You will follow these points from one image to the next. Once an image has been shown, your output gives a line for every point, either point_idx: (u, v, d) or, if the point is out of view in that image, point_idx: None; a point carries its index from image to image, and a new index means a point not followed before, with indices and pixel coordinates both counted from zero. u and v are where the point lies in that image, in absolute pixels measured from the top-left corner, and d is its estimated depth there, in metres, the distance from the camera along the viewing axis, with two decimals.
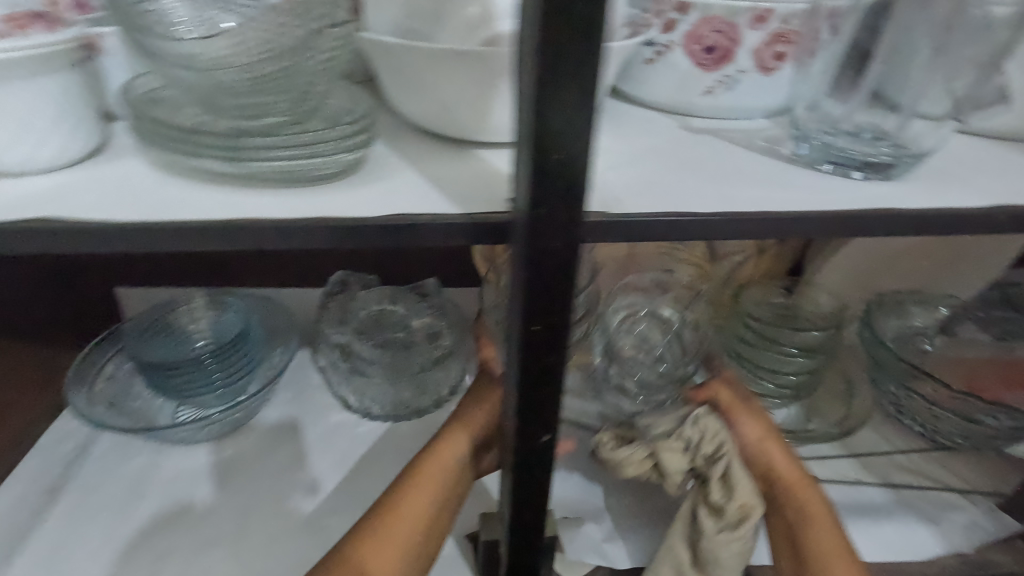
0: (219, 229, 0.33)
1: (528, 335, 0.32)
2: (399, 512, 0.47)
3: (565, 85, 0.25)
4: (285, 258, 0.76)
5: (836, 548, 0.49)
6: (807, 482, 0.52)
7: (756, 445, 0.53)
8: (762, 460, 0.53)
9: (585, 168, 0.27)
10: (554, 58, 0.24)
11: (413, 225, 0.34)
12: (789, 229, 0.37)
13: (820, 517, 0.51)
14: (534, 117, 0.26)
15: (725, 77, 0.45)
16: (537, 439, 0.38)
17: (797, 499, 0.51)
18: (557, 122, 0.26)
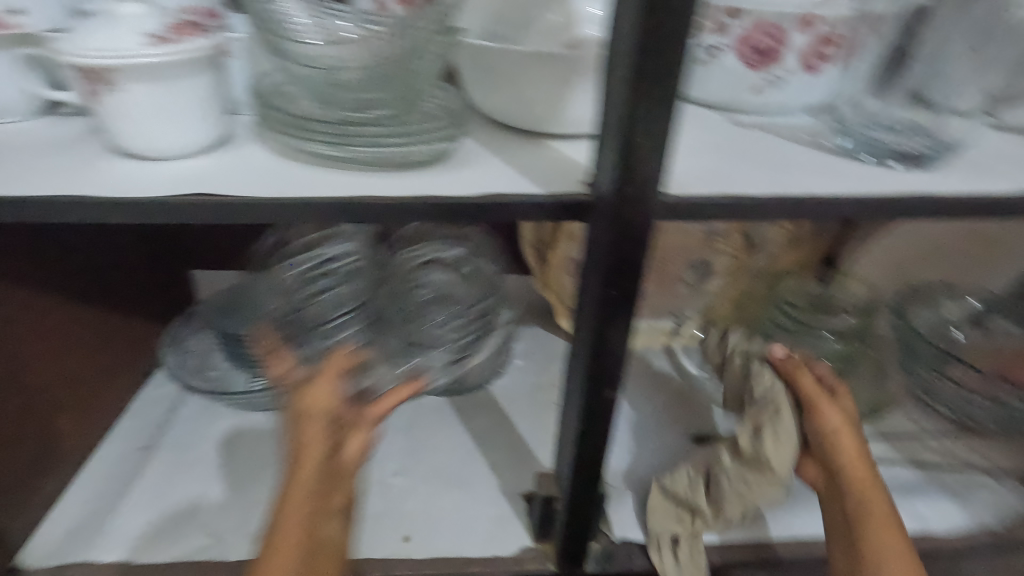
0: (335, 205, 0.39)
1: (605, 299, 0.37)
2: (276, 555, 0.49)
3: (655, 83, 0.30)
4: None
5: (894, 535, 0.50)
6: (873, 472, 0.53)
7: (835, 441, 0.53)
8: (846, 446, 0.53)
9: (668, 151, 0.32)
10: (647, 60, 0.30)
11: (502, 203, 0.39)
12: (834, 212, 0.41)
13: (885, 519, 0.50)
14: (629, 108, 0.31)
15: (772, 77, 0.49)
16: (605, 396, 0.43)
17: (863, 498, 0.51)
18: (647, 113, 0.31)
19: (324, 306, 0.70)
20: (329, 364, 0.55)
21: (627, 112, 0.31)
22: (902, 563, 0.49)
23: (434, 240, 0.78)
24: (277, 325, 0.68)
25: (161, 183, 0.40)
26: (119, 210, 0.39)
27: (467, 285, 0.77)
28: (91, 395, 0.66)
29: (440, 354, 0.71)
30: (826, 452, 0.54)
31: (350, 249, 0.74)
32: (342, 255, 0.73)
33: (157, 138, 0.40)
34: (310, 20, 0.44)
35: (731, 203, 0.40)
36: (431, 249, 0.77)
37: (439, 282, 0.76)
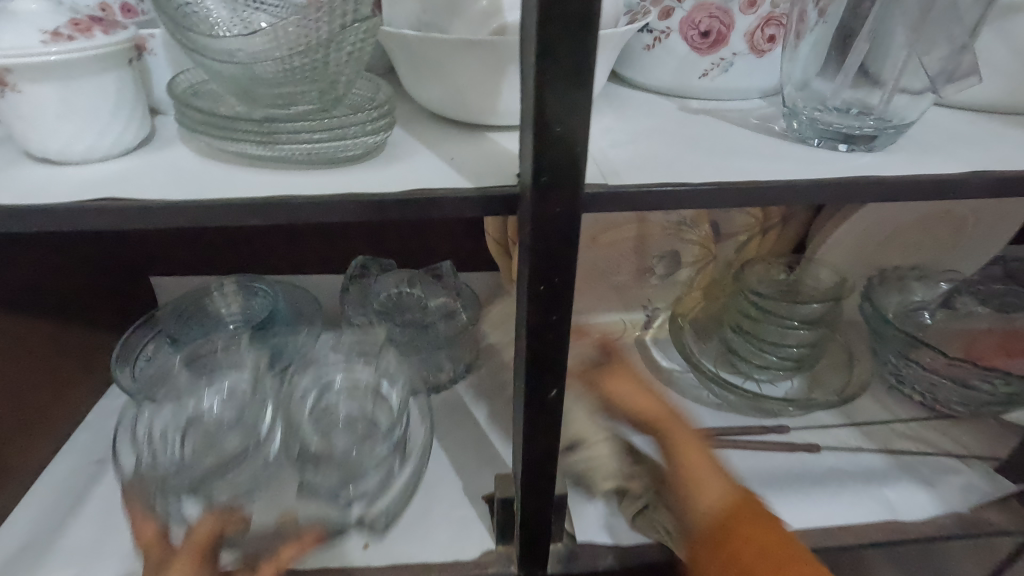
0: (259, 206, 0.37)
1: (535, 295, 0.36)
2: None
3: (563, 66, 0.29)
4: (312, 244, 0.81)
5: (697, 453, 0.56)
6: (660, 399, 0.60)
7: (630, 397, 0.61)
8: (621, 391, 0.61)
9: (585, 137, 0.31)
10: (551, 41, 0.28)
11: (430, 198, 0.37)
12: (778, 197, 0.40)
13: (693, 452, 0.56)
14: (538, 93, 0.29)
15: (721, 60, 0.48)
16: (547, 395, 0.41)
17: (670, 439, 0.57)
18: (557, 98, 0.29)
19: (206, 450, 0.62)
20: (197, 534, 0.50)
21: (536, 97, 0.29)
22: (709, 476, 0.54)
23: (336, 351, 0.70)
24: (147, 480, 0.56)
25: (75, 189, 0.38)
26: (28, 219, 0.37)
27: (387, 399, 0.66)
28: (41, 409, 0.64)
29: (365, 486, 0.56)
30: (619, 402, 0.61)
31: (236, 383, 0.69)
32: (226, 395, 0.67)
33: (69, 141, 0.38)
34: (228, 13, 0.42)
35: (667, 192, 0.38)
36: (332, 372, 0.69)
37: (350, 401, 0.67)
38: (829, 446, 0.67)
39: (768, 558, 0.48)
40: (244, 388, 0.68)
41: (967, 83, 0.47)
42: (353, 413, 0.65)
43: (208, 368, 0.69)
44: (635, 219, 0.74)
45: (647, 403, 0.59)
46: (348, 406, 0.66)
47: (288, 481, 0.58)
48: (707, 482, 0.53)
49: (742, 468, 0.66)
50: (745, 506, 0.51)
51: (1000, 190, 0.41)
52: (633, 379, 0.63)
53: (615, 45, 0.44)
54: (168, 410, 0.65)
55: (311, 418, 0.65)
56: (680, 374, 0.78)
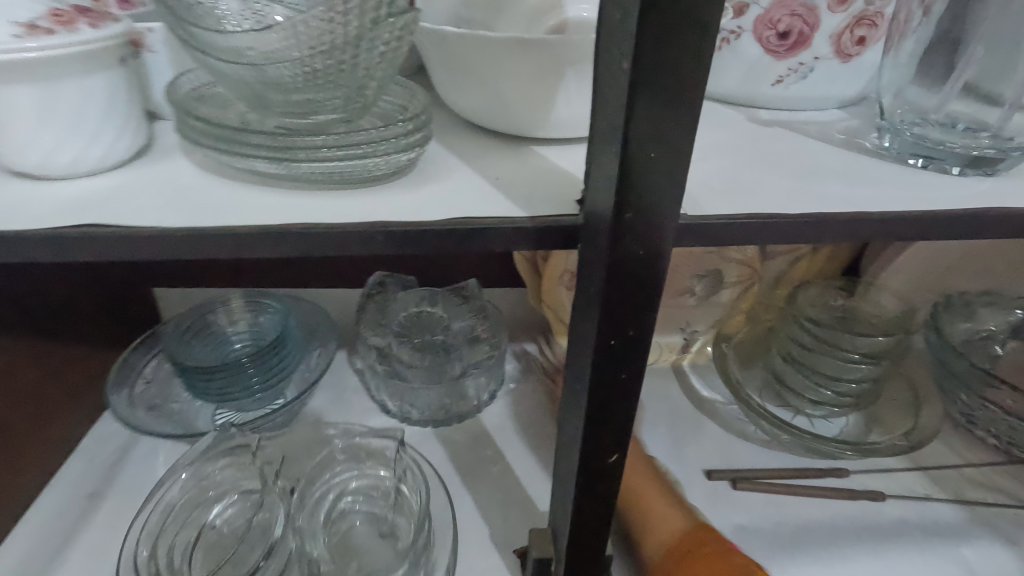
0: (273, 235, 0.31)
1: (603, 350, 0.30)
2: None
3: (660, 76, 0.22)
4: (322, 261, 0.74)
5: (657, 497, 0.54)
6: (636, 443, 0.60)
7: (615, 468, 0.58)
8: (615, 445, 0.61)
9: (679, 162, 0.25)
10: (648, 40, 0.22)
11: (476, 229, 0.31)
12: (887, 232, 0.33)
13: (654, 497, 0.54)
14: (625, 108, 0.23)
15: (800, 65, 0.42)
16: (606, 458, 0.35)
17: (638, 504, 0.54)
18: (650, 114, 0.23)
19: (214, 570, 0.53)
20: None
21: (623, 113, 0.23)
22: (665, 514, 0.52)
23: (351, 447, 0.63)
24: None
25: (56, 211, 0.32)
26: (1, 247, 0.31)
27: (408, 501, 0.59)
28: (28, 436, 0.58)
29: None
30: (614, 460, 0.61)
31: (243, 485, 0.60)
32: (231, 501, 0.59)
33: (50, 153, 0.33)
34: (237, 3, 0.36)
35: (756, 223, 0.32)
36: (346, 476, 0.62)
37: (369, 506, 0.60)
38: (895, 493, 0.61)
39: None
40: (251, 494, 0.60)
41: None
42: (372, 520, 0.59)
43: (212, 461, 0.60)
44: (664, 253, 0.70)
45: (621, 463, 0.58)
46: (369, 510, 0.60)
47: None
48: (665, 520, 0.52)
49: (798, 515, 0.59)
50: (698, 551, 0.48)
51: None
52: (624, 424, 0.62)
53: None
54: (169, 519, 0.56)
55: (327, 529, 0.58)
56: (724, 407, 0.71)
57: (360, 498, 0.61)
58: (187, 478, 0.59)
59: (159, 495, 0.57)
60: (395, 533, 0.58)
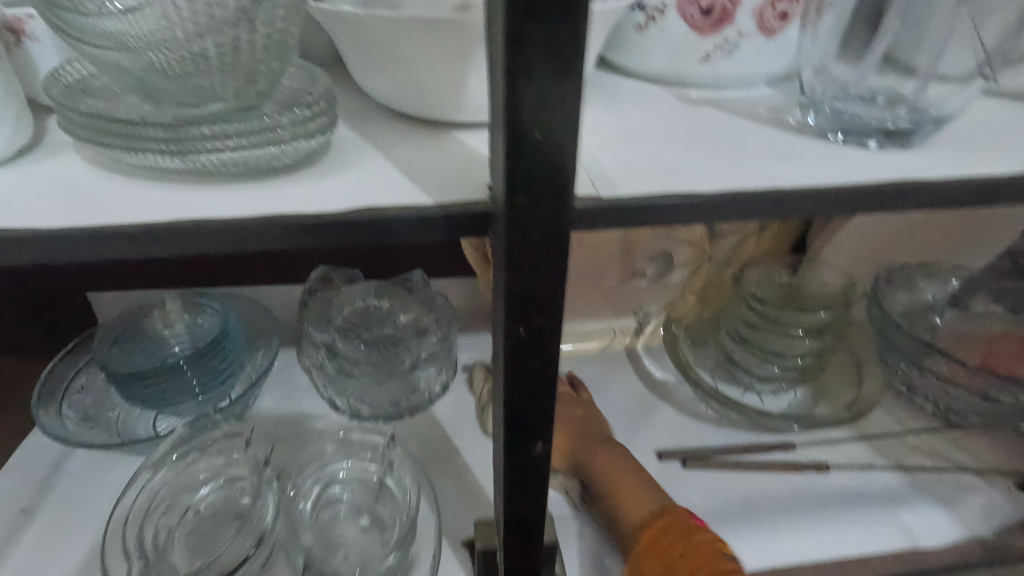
0: (166, 232, 0.30)
1: (513, 340, 0.29)
2: None
3: (543, 56, 0.22)
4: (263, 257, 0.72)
5: (629, 479, 0.55)
6: (592, 425, 0.61)
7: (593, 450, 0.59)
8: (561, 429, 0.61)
9: (571, 142, 0.24)
10: (529, 20, 0.21)
11: (379, 218, 0.30)
12: (802, 210, 0.34)
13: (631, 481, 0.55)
14: (508, 91, 0.22)
15: (723, 42, 0.41)
16: (531, 448, 0.35)
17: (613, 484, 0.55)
18: (535, 94, 0.22)
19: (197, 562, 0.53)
20: None
21: (507, 96, 0.22)
22: (639, 494, 0.54)
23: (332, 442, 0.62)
24: None
25: None
26: None
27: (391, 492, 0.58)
28: None
29: None
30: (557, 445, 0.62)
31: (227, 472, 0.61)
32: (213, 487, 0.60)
33: None
34: None
35: (674, 204, 0.32)
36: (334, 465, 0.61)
37: (353, 494, 0.59)
38: (839, 464, 0.62)
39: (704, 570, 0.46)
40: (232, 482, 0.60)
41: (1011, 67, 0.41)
42: (355, 507, 0.58)
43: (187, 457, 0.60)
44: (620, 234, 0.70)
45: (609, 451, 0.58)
46: (354, 498, 0.59)
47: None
48: (637, 496, 0.53)
49: (746, 491, 0.60)
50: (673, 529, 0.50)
51: None
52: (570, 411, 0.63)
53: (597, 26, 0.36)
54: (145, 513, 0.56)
55: (310, 519, 0.57)
56: (676, 387, 0.72)
57: (347, 487, 0.60)
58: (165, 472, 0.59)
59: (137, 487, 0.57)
60: (371, 522, 0.57)
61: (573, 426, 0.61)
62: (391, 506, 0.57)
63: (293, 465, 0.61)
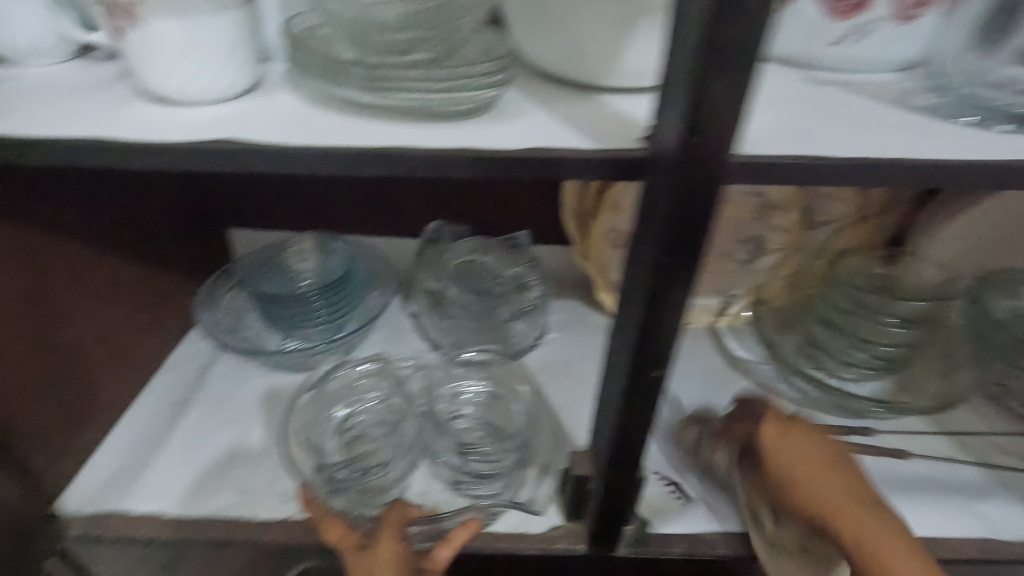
0: (373, 155, 0.36)
1: (660, 269, 0.34)
2: None
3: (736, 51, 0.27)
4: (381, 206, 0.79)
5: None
6: (852, 496, 0.45)
7: (828, 491, 0.45)
8: (804, 491, 0.46)
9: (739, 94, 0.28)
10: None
11: (546, 157, 0.35)
12: (928, 179, 0.37)
13: (888, 549, 0.42)
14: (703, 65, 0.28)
15: (861, 26, 0.44)
16: (649, 372, 0.39)
17: (860, 545, 0.43)
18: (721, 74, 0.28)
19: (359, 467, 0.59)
20: None
21: (704, 65, 0.28)
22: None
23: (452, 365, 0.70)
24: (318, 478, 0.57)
25: (189, 129, 0.37)
26: (151, 157, 0.37)
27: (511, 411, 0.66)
28: (125, 348, 0.65)
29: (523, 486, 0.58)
30: (792, 504, 0.46)
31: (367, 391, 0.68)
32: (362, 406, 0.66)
33: (186, 82, 0.38)
34: None
35: (830, 165, 0.36)
36: (460, 385, 0.69)
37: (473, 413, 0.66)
38: (920, 454, 0.63)
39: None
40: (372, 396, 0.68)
41: None
42: (476, 421, 0.66)
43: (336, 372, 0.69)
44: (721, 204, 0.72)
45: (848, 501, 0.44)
46: (477, 416, 0.66)
47: (432, 476, 0.59)
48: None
49: None
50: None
51: None
52: (813, 464, 0.47)
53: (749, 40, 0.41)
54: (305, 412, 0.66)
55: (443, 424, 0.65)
56: (757, 365, 0.74)
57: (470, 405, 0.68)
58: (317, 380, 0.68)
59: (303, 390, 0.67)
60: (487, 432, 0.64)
61: (829, 489, 0.45)
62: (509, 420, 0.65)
63: (424, 381, 0.69)
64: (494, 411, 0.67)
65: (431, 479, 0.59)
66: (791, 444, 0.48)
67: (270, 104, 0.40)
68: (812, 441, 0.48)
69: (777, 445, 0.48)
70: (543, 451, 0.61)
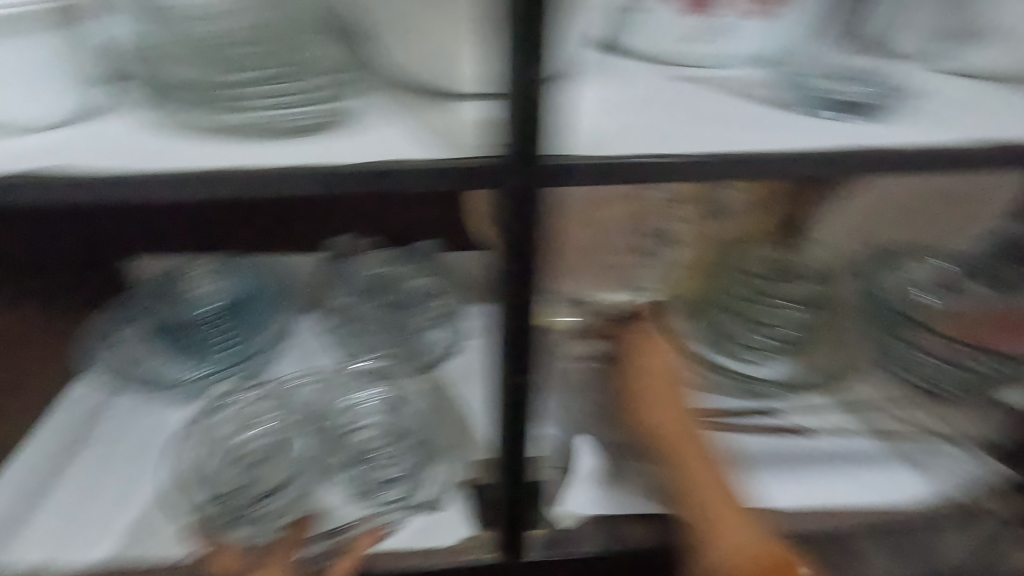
0: (211, 175, 0.34)
1: (512, 272, 0.37)
2: None
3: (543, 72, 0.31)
4: (265, 221, 0.72)
5: (714, 490, 0.54)
6: (684, 426, 0.57)
7: (659, 394, 0.58)
8: (648, 412, 0.57)
9: None
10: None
11: (391, 170, 0.35)
12: (770, 172, 0.38)
13: (687, 441, 0.56)
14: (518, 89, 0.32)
15: (719, 25, 0.44)
16: (513, 378, 0.41)
17: (672, 438, 0.56)
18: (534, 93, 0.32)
19: (259, 490, 0.56)
20: None
21: (520, 86, 0.32)
22: (728, 517, 0.52)
23: (358, 378, 0.66)
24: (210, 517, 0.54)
25: (20, 159, 0.35)
26: None
27: (409, 411, 0.63)
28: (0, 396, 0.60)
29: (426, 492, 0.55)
30: (640, 419, 0.58)
31: (257, 417, 0.63)
32: (257, 431, 0.61)
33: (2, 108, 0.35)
34: None
35: (651, 163, 0.36)
36: (359, 395, 0.64)
37: (371, 418, 0.62)
38: (820, 429, 0.66)
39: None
40: (265, 419, 0.63)
41: None
42: (375, 427, 0.61)
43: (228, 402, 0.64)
44: (623, 197, 0.72)
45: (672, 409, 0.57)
46: (375, 421, 0.62)
47: (337, 495, 0.57)
48: (699, 466, 0.55)
49: (733, 449, 0.65)
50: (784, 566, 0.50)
51: (1000, 166, 0.39)
52: (662, 394, 0.58)
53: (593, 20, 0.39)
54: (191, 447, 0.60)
55: (342, 438, 0.61)
56: None
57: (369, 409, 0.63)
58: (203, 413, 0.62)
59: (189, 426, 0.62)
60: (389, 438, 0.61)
61: (663, 397, 0.58)
62: (409, 424, 0.61)
63: (322, 396, 0.65)
64: (395, 415, 0.63)
65: (336, 495, 0.57)
66: (648, 374, 0.59)
67: (103, 128, 0.37)
68: (663, 358, 0.60)
69: (638, 361, 0.60)
70: (446, 456, 0.58)
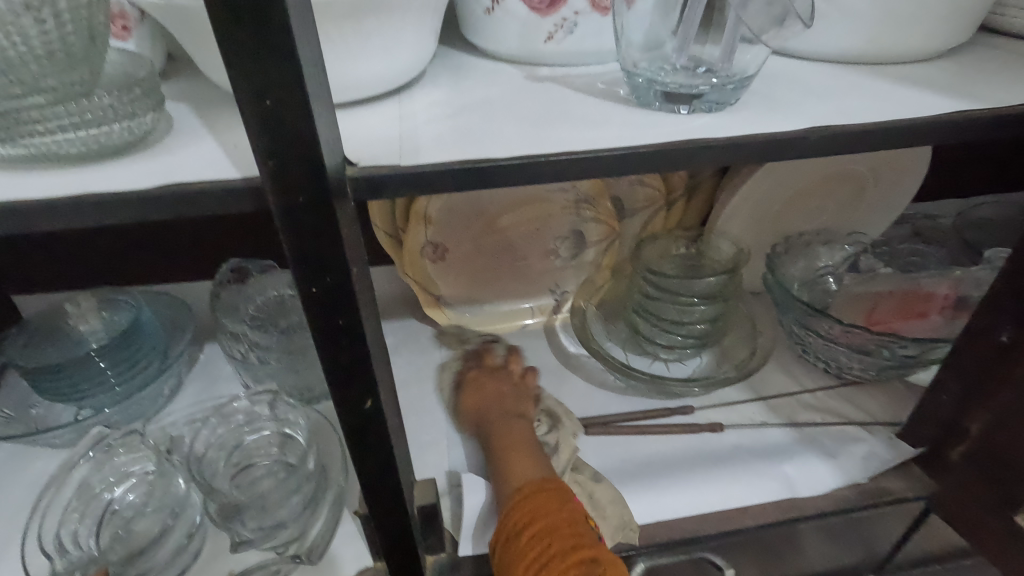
0: (12, 211, 0.32)
1: (310, 298, 0.32)
2: None
3: (280, 75, 0.25)
4: (176, 248, 0.75)
5: (519, 445, 0.57)
6: (514, 405, 0.63)
7: (511, 393, 0.65)
8: (489, 391, 0.65)
9: (303, 106, 0.26)
10: (241, 18, 0.23)
11: (195, 191, 0.33)
12: (607, 169, 0.37)
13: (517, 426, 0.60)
14: (246, 95, 0.25)
15: (563, 21, 0.43)
16: (362, 403, 0.37)
17: (504, 425, 0.60)
18: (294, 99, 0.25)
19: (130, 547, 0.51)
20: None
21: (254, 104, 0.25)
22: (523, 462, 0.55)
23: (251, 413, 0.63)
24: None
25: None
26: None
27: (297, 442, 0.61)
28: None
29: (313, 526, 0.54)
30: (477, 396, 0.66)
31: (141, 466, 0.60)
32: (136, 484, 0.59)
33: None
34: None
35: (461, 171, 0.35)
36: (245, 432, 0.63)
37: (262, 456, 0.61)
38: (733, 424, 0.65)
39: (564, 553, 0.47)
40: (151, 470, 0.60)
41: (810, 33, 0.44)
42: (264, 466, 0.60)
43: (108, 458, 0.59)
44: (532, 201, 0.72)
45: (504, 403, 0.63)
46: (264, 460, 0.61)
47: (222, 540, 0.54)
48: (524, 457, 0.56)
49: (646, 452, 0.63)
50: (547, 488, 0.52)
51: (840, 149, 0.38)
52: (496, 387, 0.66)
53: (426, 35, 0.40)
54: (67, 513, 0.56)
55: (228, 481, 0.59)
56: (587, 361, 0.74)
57: (260, 449, 0.62)
58: (80, 473, 0.58)
59: (62, 486, 0.57)
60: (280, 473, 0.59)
61: (507, 396, 0.65)
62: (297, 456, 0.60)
63: (212, 435, 0.62)
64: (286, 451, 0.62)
65: (221, 542, 0.54)
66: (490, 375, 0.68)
67: None
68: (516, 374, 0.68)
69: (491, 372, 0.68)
70: (336, 489, 0.56)
